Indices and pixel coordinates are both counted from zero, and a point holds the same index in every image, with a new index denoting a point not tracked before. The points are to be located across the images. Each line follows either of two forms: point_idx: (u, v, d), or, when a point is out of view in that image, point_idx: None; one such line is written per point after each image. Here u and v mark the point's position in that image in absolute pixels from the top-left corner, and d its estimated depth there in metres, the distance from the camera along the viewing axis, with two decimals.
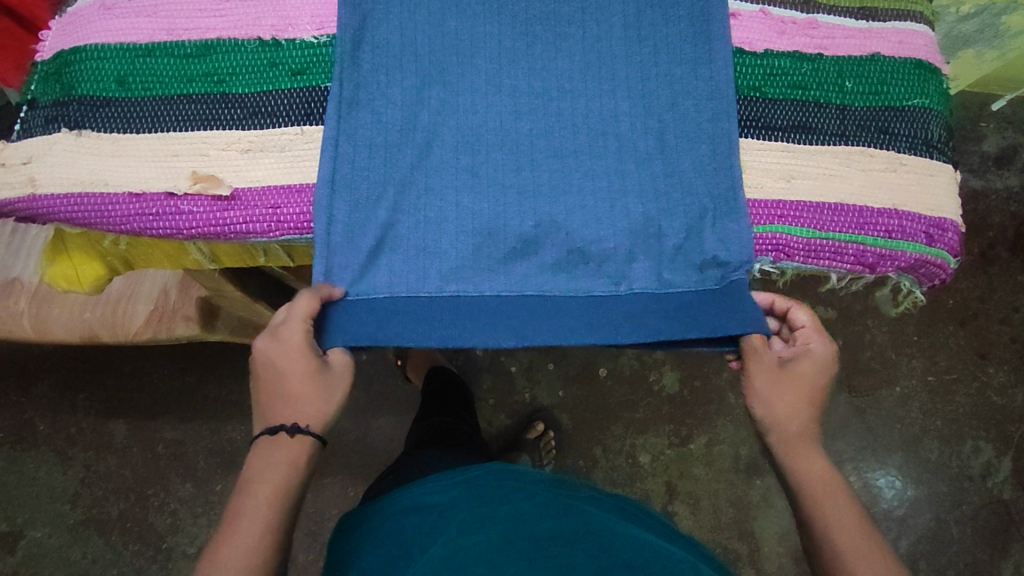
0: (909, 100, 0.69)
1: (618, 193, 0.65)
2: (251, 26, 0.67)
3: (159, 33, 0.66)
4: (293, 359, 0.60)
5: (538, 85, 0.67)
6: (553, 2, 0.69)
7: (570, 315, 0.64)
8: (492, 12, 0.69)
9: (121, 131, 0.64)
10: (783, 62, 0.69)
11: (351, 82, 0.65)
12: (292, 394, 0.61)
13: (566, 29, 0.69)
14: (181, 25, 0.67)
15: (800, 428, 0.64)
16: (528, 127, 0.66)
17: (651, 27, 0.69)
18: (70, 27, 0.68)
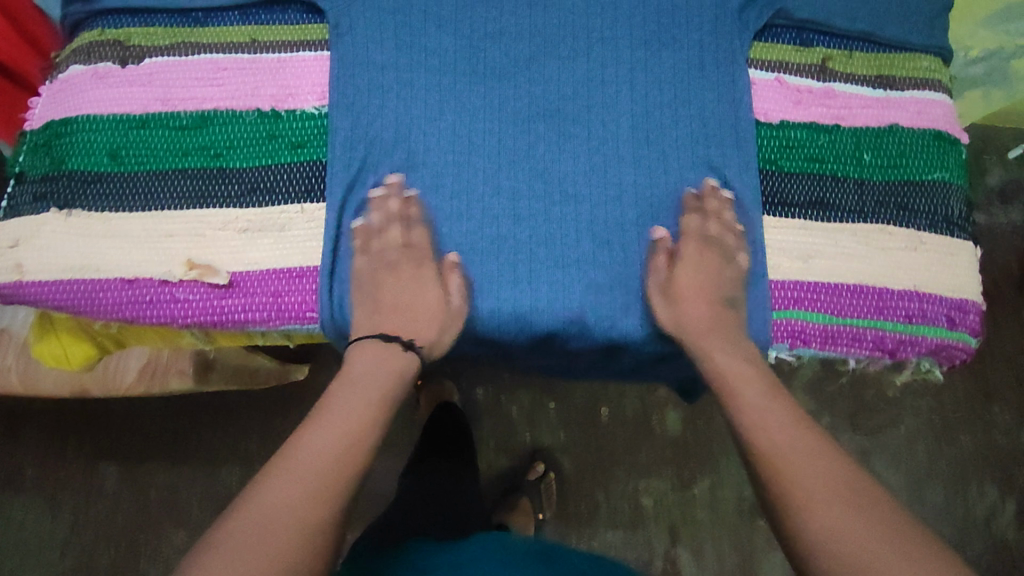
0: (928, 174, 0.67)
1: (619, 312, 0.62)
2: (250, 96, 0.65)
3: (153, 103, 0.64)
4: (419, 290, 0.62)
5: (540, 187, 0.65)
6: (557, 99, 0.67)
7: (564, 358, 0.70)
8: (494, 107, 0.67)
9: (113, 209, 0.61)
10: (799, 133, 0.68)
11: (341, 187, 0.63)
12: (379, 311, 0.62)
13: (569, 129, 0.67)
14: (177, 95, 0.65)
15: (766, 376, 0.58)
16: (527, 233, 0.63)
17: (660, 129, 0.67)
18: (62, 91, 0.65)
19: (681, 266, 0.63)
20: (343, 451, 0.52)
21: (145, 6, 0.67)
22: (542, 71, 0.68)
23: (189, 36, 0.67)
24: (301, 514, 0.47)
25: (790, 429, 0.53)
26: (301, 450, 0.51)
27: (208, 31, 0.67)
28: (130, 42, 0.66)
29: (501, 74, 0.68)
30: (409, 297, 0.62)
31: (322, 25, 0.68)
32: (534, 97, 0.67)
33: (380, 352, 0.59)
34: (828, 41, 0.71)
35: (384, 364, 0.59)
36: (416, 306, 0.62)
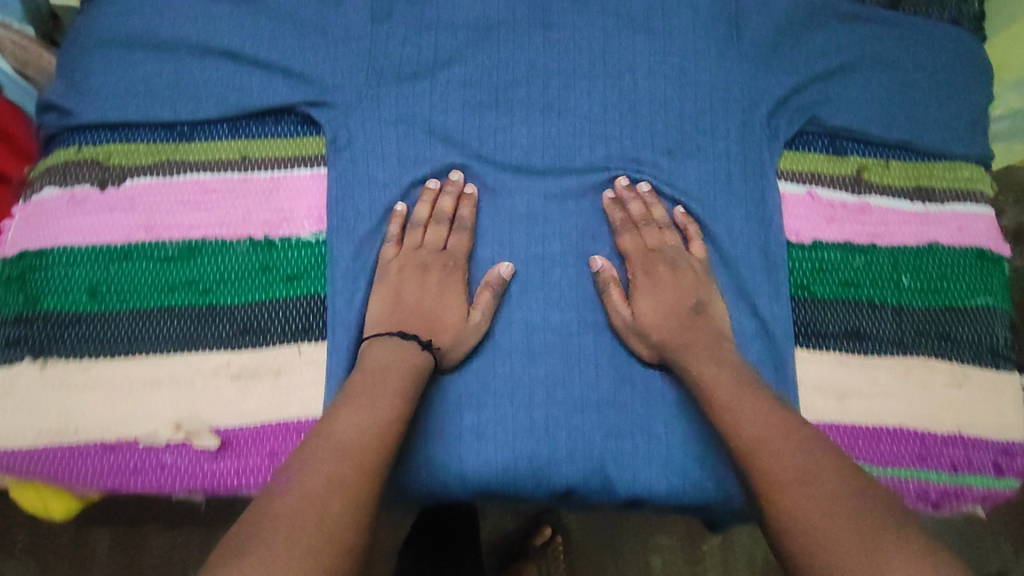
0: (972, 300, 0.62)
1: (641, 459, 0.59)
2: (242, 223, 0.60)
3: (136, 230, 0.59)
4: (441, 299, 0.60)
5: (556, 319, 0.61)
6: (573, 215, 0.64)
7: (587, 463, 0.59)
8: (507, 228, 0.63)
9: (93, 356, 0.56)
10: (833, 254, 0.63)
11: (341, 326, 0.58)
12: (395, 312, 0.58)
13: (589, 247, 0.64)
14: (162, 222, 0.60)
15: (733, 368, 0.55)
16: (544, 370, 0.60)
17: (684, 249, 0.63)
18: (35, 217, 0.60)
19: (680, 277, 0.61)
20: (376, 442, 0.47)
21: (125, 120, 0.61)
22: (557, 183, 0.65)
23: (173, 153, 0.61)
24: (340, 485, 0.43)
25: (760, 421, 0.49)
26: (333, 439, 0.47)
27: (195, 147, 0.61)
28: (109, 162, 0.60)
29: (513, 187, 0.64)
30: (432, 305, 0.59)
31: (319, 138, 0.63)
32: (549, 213, 0.64)
33: (392, 340, 0.56)
34: (864, 148, 0.66)
35: (402, 355, 0.55)
36: (437, 319, 0.59)
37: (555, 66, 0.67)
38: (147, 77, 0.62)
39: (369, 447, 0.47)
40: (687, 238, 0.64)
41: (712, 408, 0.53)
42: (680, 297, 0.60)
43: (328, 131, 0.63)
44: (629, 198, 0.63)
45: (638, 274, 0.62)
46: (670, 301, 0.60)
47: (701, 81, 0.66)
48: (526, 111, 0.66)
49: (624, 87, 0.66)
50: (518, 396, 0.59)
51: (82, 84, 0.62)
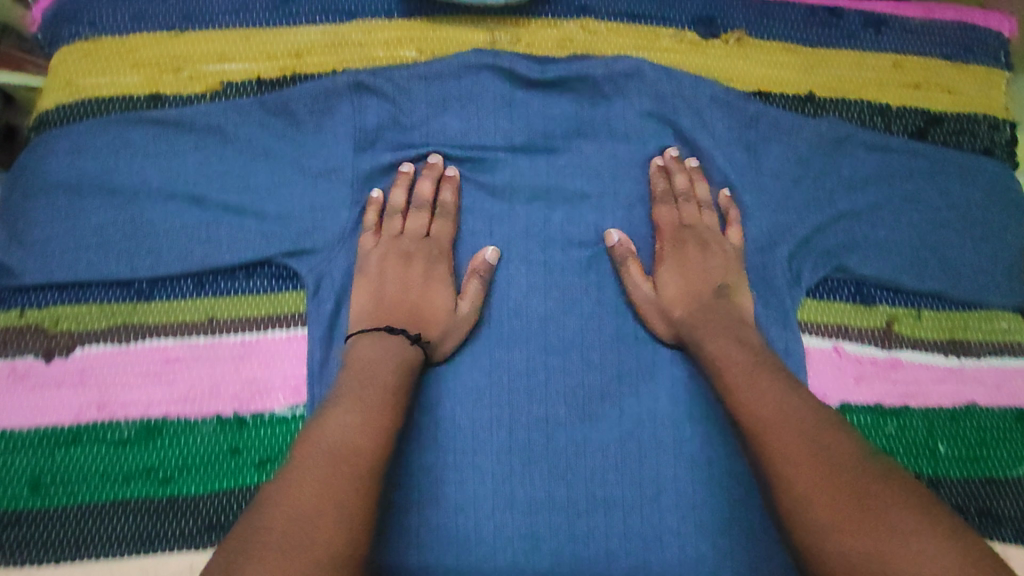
0: (1013, 469, 0.57)
1: None
2: (208, 398, 0.53)
3: (88, 408, 0.52)
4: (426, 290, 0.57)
5: (562, 494, 0.56)
6: (579, 371, 0.58)
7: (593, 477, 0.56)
8: (506, 389, 0.57)
9: (34, 563, 0.49)
10: (864, 418, 0.57)
11: None
12: (381, 307, 0.55)
13: (597, 409, 0.58)
14: (117, 398, 0.53)
15: (751, 348, 0.52)
16: (549, 555, 0.55)
17: (700, 411, 0.57)
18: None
19: (708, 257, 0.59)
20: (369, 441, 0.45)
21: (75, 279, 0.54)
22: (560, 331, 0.59)
23: (131, 314, 0.54)
24: (331, 490, 0.41)
25: (775, 399, 0.47)
26: (320, 444, 0.43)
27: (155, 307, 0.54)
28: (55, 328, 0.53)
29: (511, 338, 0.58)
30: (418, 298, 0.56)
31: (296, 291, 0.56)
32: (552, 368, 0.58)
33: (378, 335, 0.53)
34: (893, 296, 0.61)
35: (390, 351, 0.52)
36: (427, 312, 0.56)
37: (558, 198, 0.61)
38: (100, 227, 0.55)
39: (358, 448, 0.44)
40: (726, 222, 0.61)
41: (722, 384, 0.51)
42: (700, 274, 0.58)
43: (309, 282, 0.56)
44: (677, 170, 0.61)
45: (665, 249, 0.60)
46: (691, 287, 0.58)
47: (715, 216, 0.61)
48: (526, 248, 0.60)
49: (630, 220, 0.61)
50: (517, 400, 0.57)
51: (25, 234, 0.55)
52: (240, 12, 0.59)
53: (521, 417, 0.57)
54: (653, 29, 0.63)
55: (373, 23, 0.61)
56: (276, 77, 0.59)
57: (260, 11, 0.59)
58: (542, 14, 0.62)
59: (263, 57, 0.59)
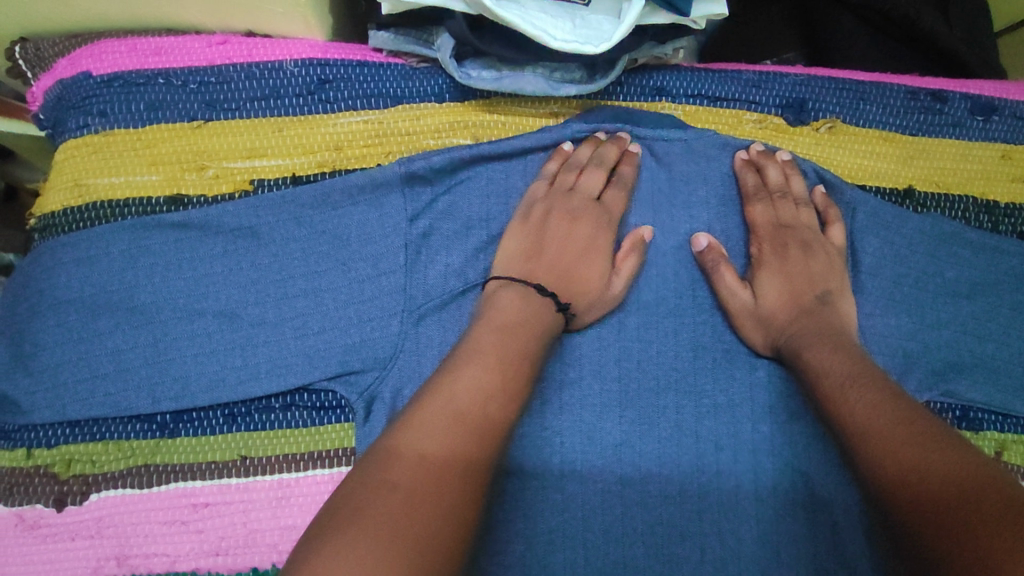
0: None
1: None
2: (244, 548, 0.46)
3: (106, 563, 0.46)
4: (580, 242, 0.51)
5: None
6: (660, 503, 0.50)
7: (682, 474, 0.50)
8: (577, 525, 0.49)
9: None
10: None
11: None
12: (534, 263, 0.50)
13: (680, 551, 0.49)
14: (138, 550, 0.46)
15: (859, 359, 0.47)
16: None
17: (796, 554, 0.50)
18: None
19: (813, 260, 0.53)
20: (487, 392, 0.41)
21: (89, 416, 0.48)
22: (640, 461, 0.50)
23: (153, 454, 0.48)
24: (446, 436, 0.38)
25: (863, 409, 0.44)
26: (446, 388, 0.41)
27: (181, 444, 0.48)
28: (68, 472, 0.47)
29: (582, 473, 0.50)
30: (572, 260, 0.51)
31: (343, 422, 0.49)
32: (630, 503, 0.50)
33: (525, 291, 0.48)
34: (1002, 421, 0.54)
35: (535, 315, 0.47)
36: (579, 275, 0.50)
37: (632, 296, 0.53)
38: (118, 352, 0.48)
39: (488, 423, 0.40)
40: (824, 222, 0.55)
41: (827, 402, 0.46)
42: (802, 277, 0.52)
43: (359, 408, 0.48)
44: (766, 163, 0.54)
45: (764, 252, 0.53)
46: (794, 287, 0.52)
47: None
48: (601, 360, 0.51)
49: (714, 329, 0.53)
50: (592, 538, 0.49)
51: (32, 360, 0.49)
52: (269, 98, 0.52)
53: (596, 559, 0.49)
54: (735, 111, 0.56)
55: (420, 108, 0.53)
56: (311, 173, 0.52)
57: (292, 97, 0.52)
58: (612, 95, 0.55)
59: (297, 151, 0.52)
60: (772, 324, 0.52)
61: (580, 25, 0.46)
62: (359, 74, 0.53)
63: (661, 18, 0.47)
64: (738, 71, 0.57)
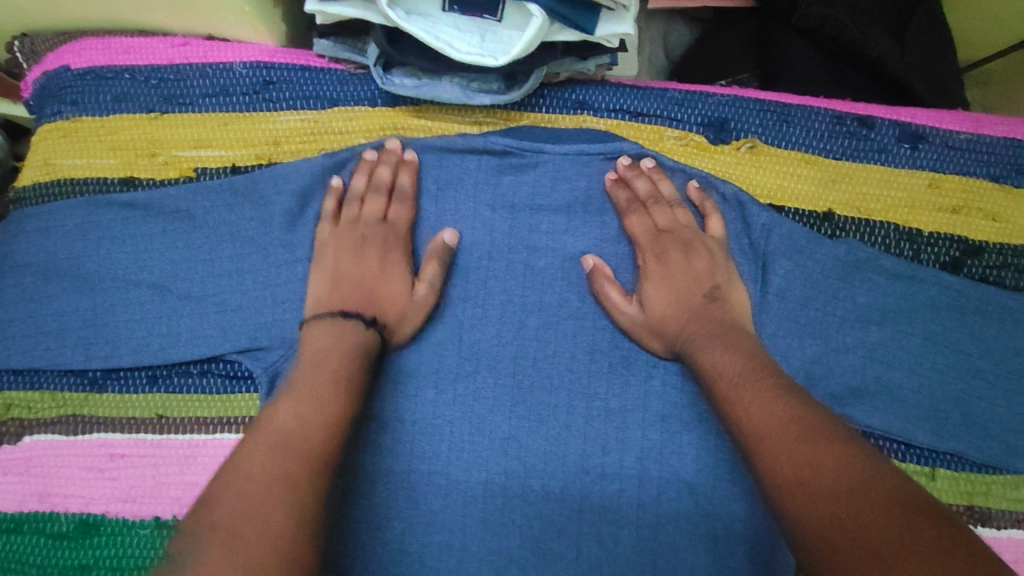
0: None
1: None
2: (151, 499, 0.51)
3: (30, 498, 0.51)
4: (375, 259, 0.54)
5: None
6: (541, 498, 0.52)
7: (567, 471, 0.52)
8: (456, 508, 0.52)
9: None
10: None
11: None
12: (337, 290, 0.53)
13: (555, 544, 0.51)
14: (59, 490, 0.51)
15: (751, 356, 0.49)
16: None
17: (673, 558, 0.51)
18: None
19: (694, 260, 0.54)
20: (322, 420, 0.45)
21: (30, 366, 0.53)
22: (526, 456, 0.52)
23: (82, 405, 0.53)
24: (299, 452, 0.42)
25: (766, 410, 0.44)
26: (298, 401, 0.45)
27: (107, 399, 0.53)
28: (7, 414, 0.53)
29: (472, 459, 0.52)
30: (368, 280, 0.53)
31: (251, 393, 0.53)
32: (510, 495, 0.52)
33: (330, 318, 0.51)
34: (904, 450, 0.54)
35: (348, 338, 0.50)
36: (378, 295, 0.53)
37: (536, 297, 0.55)
38: (62, 312, 0.54)
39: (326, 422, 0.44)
40: (703, 216, 0.56)
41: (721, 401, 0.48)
42: (692, 282, 0.54)
43: (261, 382, 0.52)
44: (634, 176, 0.56)
45: (648, 263, 0.55)
46: (683, 292, 0.53)
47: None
48: (497, 357, 0.54)
49: (612, 336, 0.55)
50: (471, 523, 0.51)
51: None
52: (219, 95, 0.58)
53: (472, 544, 0.51)
54: (657, 127, 0.58)
55: (354, 110, 0.58)
56: (249, 164, 0.57)
57: (239, 95, 0.58)
58: (534, 106, 0.58)
59: (239, 144, 0.57)
60: (661, 331, 0.53)
61: (489, 38, 0.49)
62: (301, 77, 0.57)
63: (570, 36, 0.51)
64: (665, 89, 0.59)
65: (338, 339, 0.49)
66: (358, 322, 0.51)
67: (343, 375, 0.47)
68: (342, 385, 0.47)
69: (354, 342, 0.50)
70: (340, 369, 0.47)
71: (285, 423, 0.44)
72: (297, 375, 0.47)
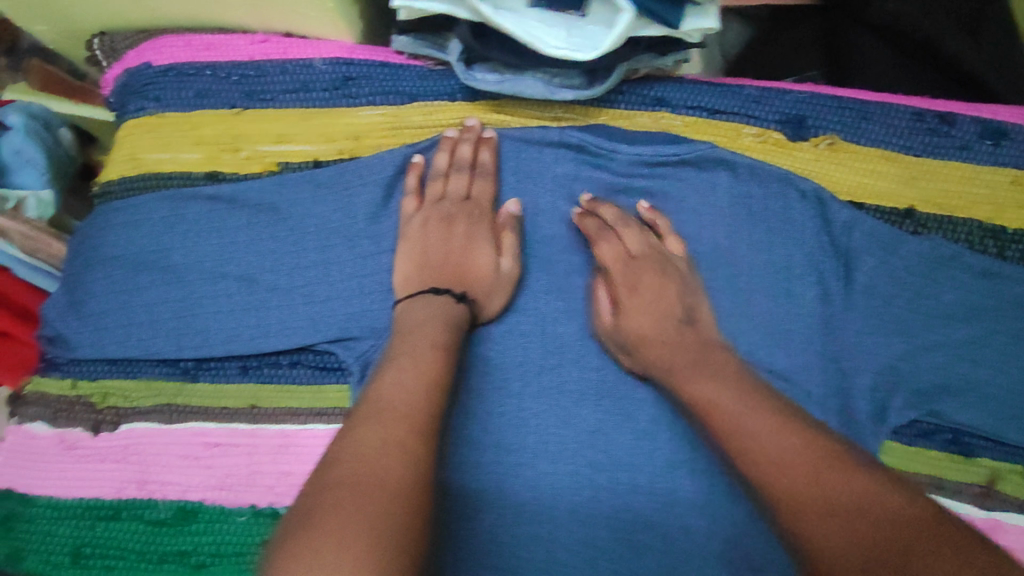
0: None
1: None
2: (245, 487, 0.53)
3: (129, 485, 0.53)
4: (462, 234, 0.54)
5: None
6: (628, 492, 0.52)
7: (653, 466, 0.52)
8: (542, 500, 0.52)
9: None
10: None
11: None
12: (424, 268, 0.53)
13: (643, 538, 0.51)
14: (157, 477, 0.53)
15: (744, 378, 0.47)
16: None
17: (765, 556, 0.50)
18: (27, 449, 0.55)
19: (663, 285, 0.53)
20: (424, 394, 0.44)
21: (124, 356, 0.55)
22: (611, 451, 0.52)
23: (176, 395, 0.55)
24: (409, 434, 0.41)
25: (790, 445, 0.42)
26: (398, 384, 0.44)
27: (200, 388, 0.55)
28: (104, 404, 0.55)
29: (556, 452, 0.52)
30: (458, 256, 0.54)
31: (341, 384, 0.54)
32: (597, 487, 0.52)
33: (426, 295, 0.51)
34: (996, 451, 0.54)
35: (442, 311, 0.50)
36: (469, 268, 0.53)
37: None
38: (151, 304, 0.55)
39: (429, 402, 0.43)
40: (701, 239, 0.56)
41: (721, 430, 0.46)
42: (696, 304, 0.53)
43: (354, 370, 0.53)
44: (641, 200, 0.56)
45: (608, 284, 0.54)
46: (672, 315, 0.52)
47: (791, 330, 0.55)
48: (582, 351, 0.54)
49: None
50: (557, 515, 0.52)
51: (81, 305, 0.57)
52: (299, 91, 0.58)
53: (560, 534, 0.51)
54: (734, 125, 0.58)
55: (433, 105, 0.58)
56: (331, 159, 0.58)
57: (320, 91, 0.58)
58: (613, 102, 0.58)
59: (321, 139, 0.58)
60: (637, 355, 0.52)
61: (575, 35, 0.49)
62: (381, 73, 0.58)
63: (653, 31, 0.50)
64: (742, 85, 0.59)
65: (437, 313, 0.50)
66: (452, 297, 0.51)
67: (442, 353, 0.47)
68: (443, 362, 0.46)
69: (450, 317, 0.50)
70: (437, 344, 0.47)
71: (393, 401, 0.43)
72: (401, 347, 0.47)
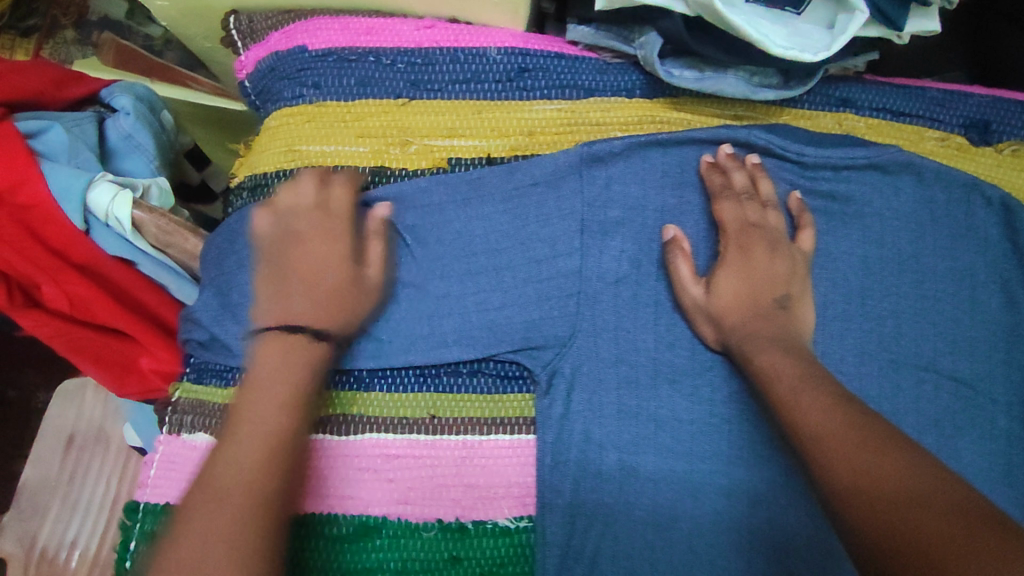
0: None
1: None
2: (433, 502, 0.50)
3: (306, 501, 0.50)
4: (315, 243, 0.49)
5: None
6: None
7: None
8: (737, 506, 0.51)
9: None
10: None
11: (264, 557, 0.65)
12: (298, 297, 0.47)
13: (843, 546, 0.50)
14: (335, 493, 0.50)
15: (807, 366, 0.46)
16: None
17: None
18: (186, 462, 0.51)
19: (774, 262, 0.52)
20: (262, 463, 0.40)
21: None
22: None
23: (351, 404, 0.52)
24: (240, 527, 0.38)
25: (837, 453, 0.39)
26: (252, 449, 0.41)
27: (375, 398, 0.52)
28: None
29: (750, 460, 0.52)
30: (299, 277, 0.48)
31: (524, 392, 0.53)
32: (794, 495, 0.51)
33: (272, 337, 0.45)
34: None
35: (286, 364, 0.44)
36: (301, 282, 0.47)
37: None
38: None
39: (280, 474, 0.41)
40: (796, 227, 0.54)
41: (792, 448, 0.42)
42: (761, 284, 0.51)
43: (542, 380, 0.52)
44: (734, 167, 0.54)
45: (728, 251, 0.52)
46: (754, 291, 0.51)
47: (976, 338, 0.55)
48: None
49: (881, 339, 0.54)
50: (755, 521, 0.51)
51: (239, 308, 0.53)
52: (470, 82, 0.55)
53: (759, 540, 0.50)
54: (918, 128, 0.57)
55: (610, 101, 0.56)
56: (505, 155, 0.55)
57: (492, 82, 0.55)
58: (799, 102, 0.57)
59: (493, 133, 0.55)
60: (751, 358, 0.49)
61: (792, 33, 0.47)
62: (558, 65, 0.55)
63: (869, 31, 0.49)
64: (924, 87, 0.57)
65: (271, 361, 0.44)
66: (305, 336, 0.45)
67: (284, 407, 0.43)
68: (286, 418, 0.43)
69: (280, 369, 0.44)
70: (285, 406, 0.43)
71: (221, 480, 0.39)
72: (248, 401, 0.43)
